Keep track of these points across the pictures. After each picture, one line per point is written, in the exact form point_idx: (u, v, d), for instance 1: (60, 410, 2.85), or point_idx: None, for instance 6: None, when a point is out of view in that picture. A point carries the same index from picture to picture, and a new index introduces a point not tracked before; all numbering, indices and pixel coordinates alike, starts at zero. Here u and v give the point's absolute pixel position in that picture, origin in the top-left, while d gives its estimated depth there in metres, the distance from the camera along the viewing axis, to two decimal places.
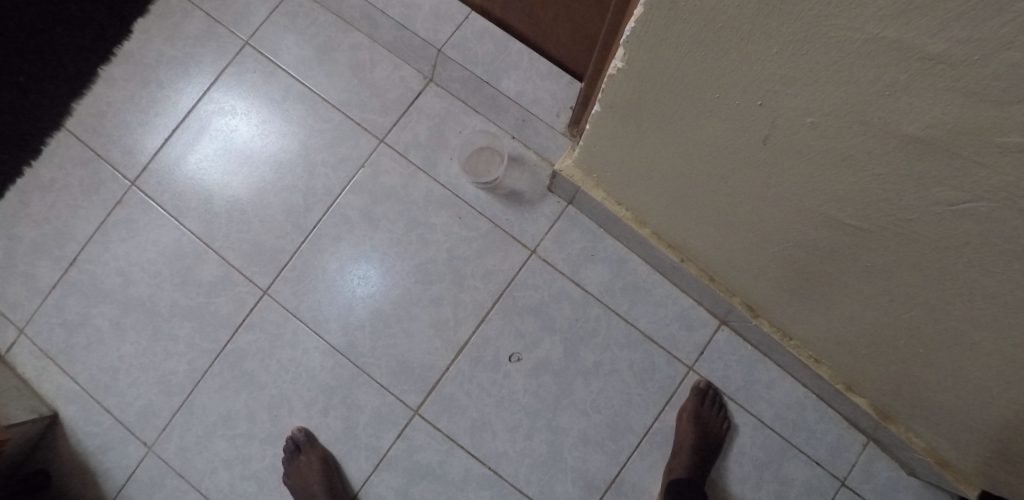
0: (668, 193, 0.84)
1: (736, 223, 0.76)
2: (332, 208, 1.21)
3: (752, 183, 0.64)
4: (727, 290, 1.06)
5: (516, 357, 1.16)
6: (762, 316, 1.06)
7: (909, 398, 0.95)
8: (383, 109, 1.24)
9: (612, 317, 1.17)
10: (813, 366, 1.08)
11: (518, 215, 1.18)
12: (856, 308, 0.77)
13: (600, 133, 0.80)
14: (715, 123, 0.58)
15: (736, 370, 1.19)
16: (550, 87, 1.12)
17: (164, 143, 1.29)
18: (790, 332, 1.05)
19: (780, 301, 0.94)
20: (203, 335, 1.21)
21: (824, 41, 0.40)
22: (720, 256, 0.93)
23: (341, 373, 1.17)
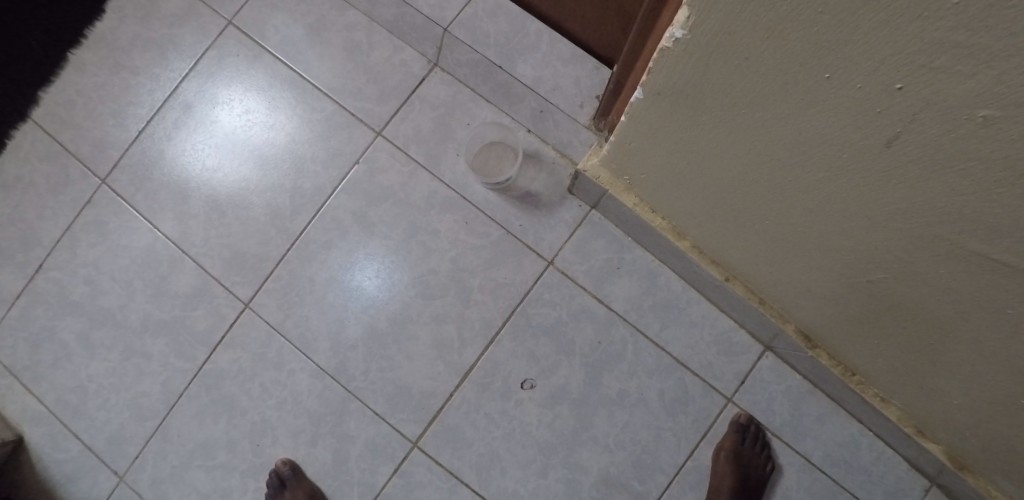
0: (721, 202, 0.68)
1: (809, 242, 0.61)
2: (322, 210, 1.06)
3: (849, 192, 0.48)
4: (780, 315, 0.89)
5: (529, 384, 1.01)
6: (821, 347, 0.90)
7: (1007, 453, 0.78)
8: (380, 98, 1.08)
9: (641, 339, 1.02)
10: (880, 406, 0.91)
11: (533, 221, 1.02)
12: (958, 351, 0.62)
13: (638, 128, 0.65)
14: (813, 113, 0.42)
15: (781, 402, 1.03)
16: (573, 72, 0.97)
17: (137, 136, 1.15)
18: (854, 366, 0.89)
19: (848, 331, 0.78)
20: (178, 353, 1.08)
21: None
22: (778, 276, 0.77)
23: (330, 399, 1.03)
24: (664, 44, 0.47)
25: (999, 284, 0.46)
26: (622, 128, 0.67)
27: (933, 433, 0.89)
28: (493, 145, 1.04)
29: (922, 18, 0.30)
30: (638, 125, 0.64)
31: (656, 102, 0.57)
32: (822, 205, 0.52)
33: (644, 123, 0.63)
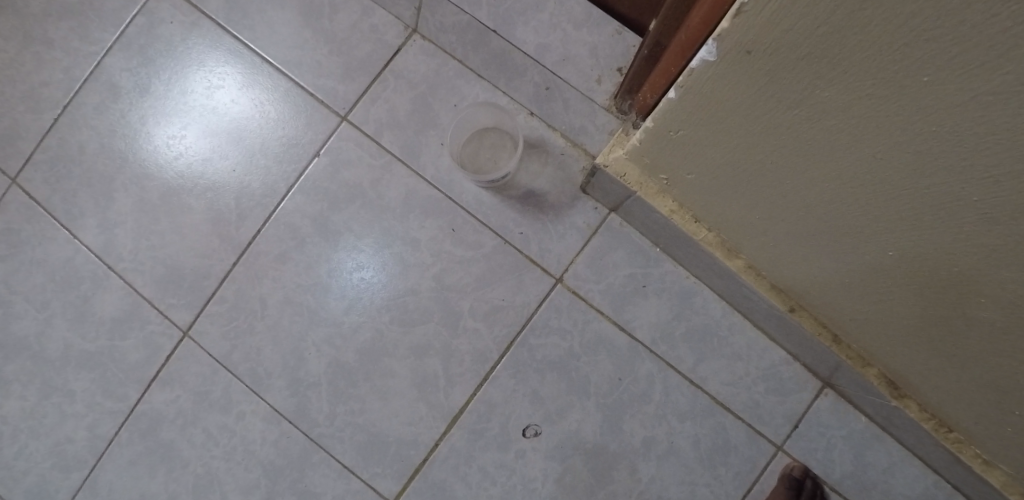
0: (809, 212, 0.48)
1: (956, 270, 0.42)
2: (275, 215, 0.85)
3: None
4: (858, 358, 0.69)
5: (533, 430, 0.81)
6: (909, 396, 0.69)
7: None
8: (346, 74, 0.87)
9: (671, 375, 0.81)
10: (982, 472, 0.71)
11: (537, 228, 0.81)
12: None
13: (694, 108, 0.44)
14: None
15: (844, 451, 0.83)
16: (587, 39, 0.73)
17: (53, 123, 0.93)
18: (953, 422, 0.68)
19: (960, 386, 0.59)
20: (106, 390, 0.89)
21: None
22: (869, 309, 0.57)
23: (289, 448, 0.84)
24: None
25: None
26: (670, 109, 0.46)
27: None
28: (489, 134, 0.84)
29: None
30: (697, 102, 0.43)
31: (739, 64, 0.36)
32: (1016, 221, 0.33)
33: (708, 97, 0.42)
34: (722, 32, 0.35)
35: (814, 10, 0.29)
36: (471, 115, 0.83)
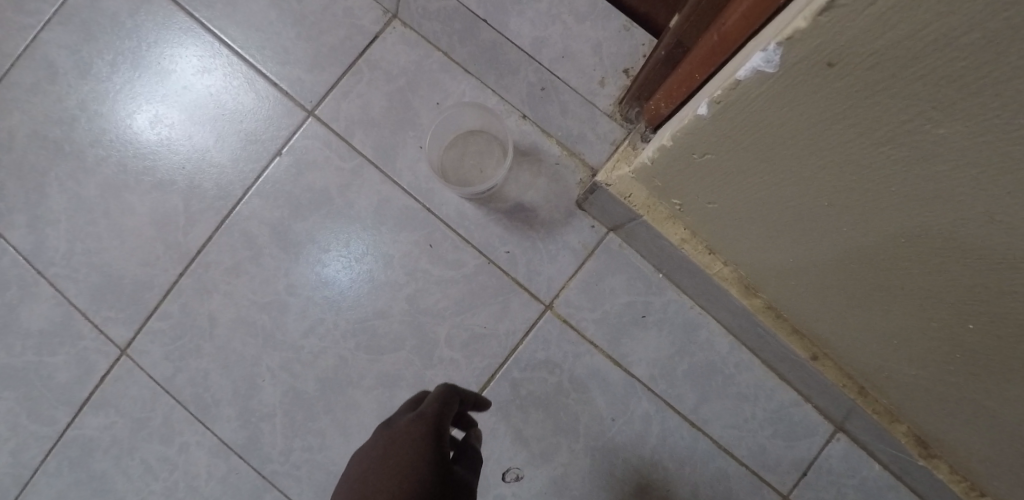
0: (868, 261, 0.38)
1: None
2: (228, 221, 0.75)
3: None
4: (887, 413, 0.60)
5: (513, 474, 0.72)
6: (941, 457, 0.61)
7: None
8: (314, 63, 0.76)
9: (670, 416, 0.73)
10: None
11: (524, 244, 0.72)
12: None
13: (728, 131, 0.35)
14: None
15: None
16: (589, 34, 0.68)
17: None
18: (988, 487, 0.60)
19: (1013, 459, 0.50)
20: (32, 413, 0.78)
21: None
22: (911, 369, 0.49)
23: (237, 487, 0.74)
24: None
25: None
26: (699, 128, 0.36)
27: None
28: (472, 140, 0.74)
29: None
30: (738, 123, 0.33)
31: (804, 78, 0.27)
32: None
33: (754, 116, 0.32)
34: (791, 33, 0.25)
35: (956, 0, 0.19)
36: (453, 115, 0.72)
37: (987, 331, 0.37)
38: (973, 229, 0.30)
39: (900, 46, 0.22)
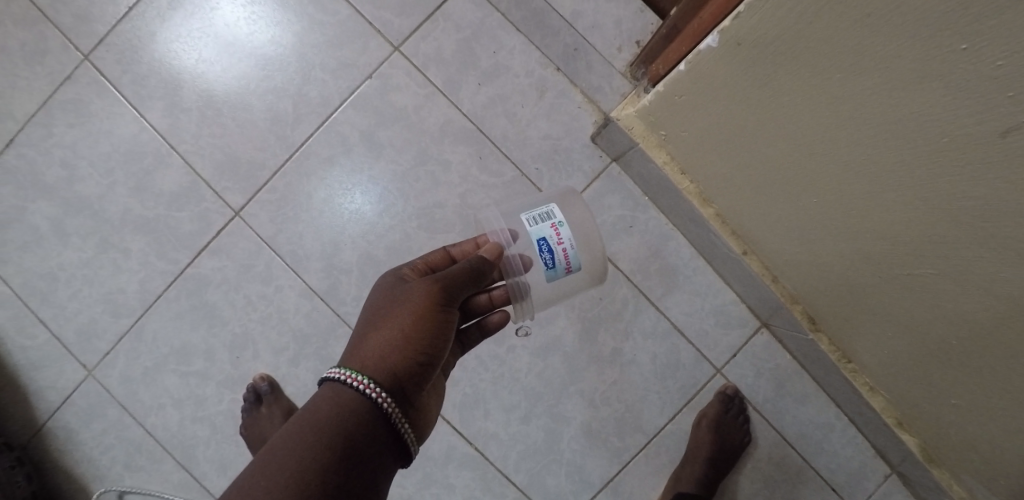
0: (770, 167, 0.71)
1: (842, 213, 0.67)
2: (326, 123, 0.99)
3: (916, 153, 0.56)
4: (788, 295, 0.88)
5: (523, 330, 1.01)
6: (823, 330, 0.89)
7: (982, 462, 0.82)
8: (402, 9, 0.99)
9: (641, 302, 1.00)
10: (867, 395, 0.91)
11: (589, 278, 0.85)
12: (941, 344, 0.71)
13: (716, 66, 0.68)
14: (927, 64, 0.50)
15: (768, 379, 1.03)
16: (615, 12, 0.96)
17: (127, 14, 1.02)
18: (852, 354, 0.88)
19: (858, 327, 0.81)
20: (159, 253, 1.02)
21: None
22: (790, 256, 0.80)
23: (318, 320, 1.01)
24: None
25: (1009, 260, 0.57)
26: (701, 66, 0.69)
27: (914, 428, 0.90)
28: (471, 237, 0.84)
29: None
30: (724, 61, 0.66)
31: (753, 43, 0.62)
32: (880, 165, 0.60)
33: (716, 70, 0.68)
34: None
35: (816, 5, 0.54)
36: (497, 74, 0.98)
37: (813, 217, 0.71)
38: (814, 143, 0.64)
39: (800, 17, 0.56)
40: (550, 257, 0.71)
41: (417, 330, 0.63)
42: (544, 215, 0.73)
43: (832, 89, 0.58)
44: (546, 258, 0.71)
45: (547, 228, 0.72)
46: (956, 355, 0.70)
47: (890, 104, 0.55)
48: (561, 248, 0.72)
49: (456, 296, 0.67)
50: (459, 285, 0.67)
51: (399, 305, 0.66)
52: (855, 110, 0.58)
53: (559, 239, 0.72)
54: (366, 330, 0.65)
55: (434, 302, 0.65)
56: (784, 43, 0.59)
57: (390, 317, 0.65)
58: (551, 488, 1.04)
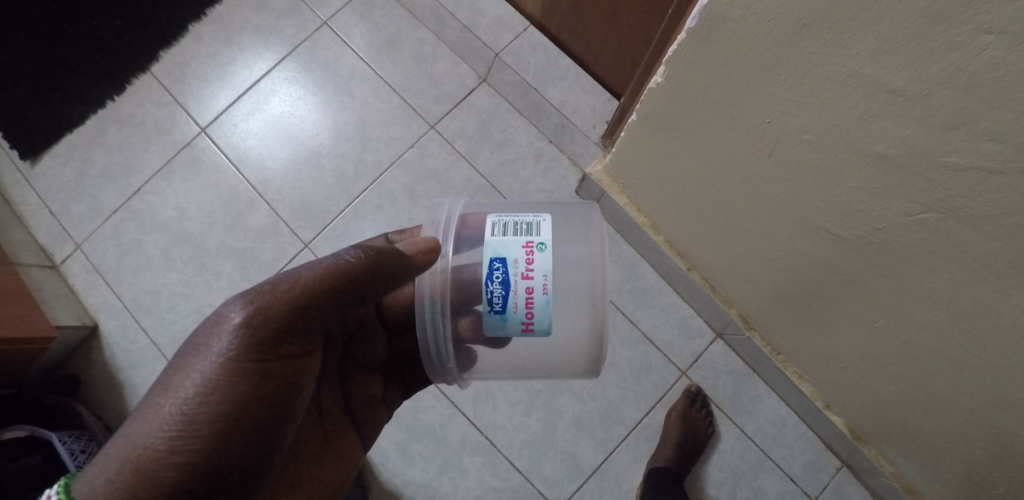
0: (683, 209, 0.96)
1: (729, 239, 0.93)
2: (378, 180, 1.34)
3: (753, 198, 0.76)
4: (725, 301, 1.17)
5: None
6: (755, 329, 1.17)
7: (882, 429, 1.09)
8: (438, 99, 1.36)
9: (618, 316, 1.29)
10: (797, 382, 1.18)
11: (559, 344, 0.74)
12: (818, 331, 0.96)
13: (626, 146, 0.94)
14: (730, 139, 0.70)
15: (726, 381, 1.29)
16: (590, 101, 1.28)
17: (230, 105, 1.39)
18: (779, 346, 1.16)
19: (771, 322, 1.07)
20: (244, 275, 1.33)
21: (851, 46, 0.47)
22: (714, 269, 1.08)
23: None
24: (651, 86, 0.74)
25: (829, 271, 0.78)
26: (618, 147, 0.96)
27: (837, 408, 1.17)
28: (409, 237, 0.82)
29: (817, 33, 0.49)
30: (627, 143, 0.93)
31: (635, 134, 0.87)
32: (735, 209, 0.83)
33: (625, 149, 0.94)
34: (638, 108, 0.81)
35: (660, 115, 0.77)
36: (506, 145, 1.33)
37: (718, 243, 0.97)
38: (697, 194, 0.88)
39: (652, 117, 0.79)
40: (501, 301, 0.64)
41: (199, 407, 0.54)
42: (526, 229, 0.66)
43: (692, 161, 0.81)
44: (496, 299, 0.64)
45: (520, 249, 0.65)
46: (830, 338, 0.95)
47: (722, 167, 0.76)
48: (522, 289, 0.64)
49: (273, 344, 0.58)
50: (280, 323, 0.58)
51: (187, 363, 0.56)
52: (706, 173, 0.80)
53: (526, 273, 0.64)
54: (156, 383, 0.57)
55: (231, 363, 0.55)
56: (649, 135, 0.84)
57: (171, 381, 0.56)
58: (549, 472, 1.26)
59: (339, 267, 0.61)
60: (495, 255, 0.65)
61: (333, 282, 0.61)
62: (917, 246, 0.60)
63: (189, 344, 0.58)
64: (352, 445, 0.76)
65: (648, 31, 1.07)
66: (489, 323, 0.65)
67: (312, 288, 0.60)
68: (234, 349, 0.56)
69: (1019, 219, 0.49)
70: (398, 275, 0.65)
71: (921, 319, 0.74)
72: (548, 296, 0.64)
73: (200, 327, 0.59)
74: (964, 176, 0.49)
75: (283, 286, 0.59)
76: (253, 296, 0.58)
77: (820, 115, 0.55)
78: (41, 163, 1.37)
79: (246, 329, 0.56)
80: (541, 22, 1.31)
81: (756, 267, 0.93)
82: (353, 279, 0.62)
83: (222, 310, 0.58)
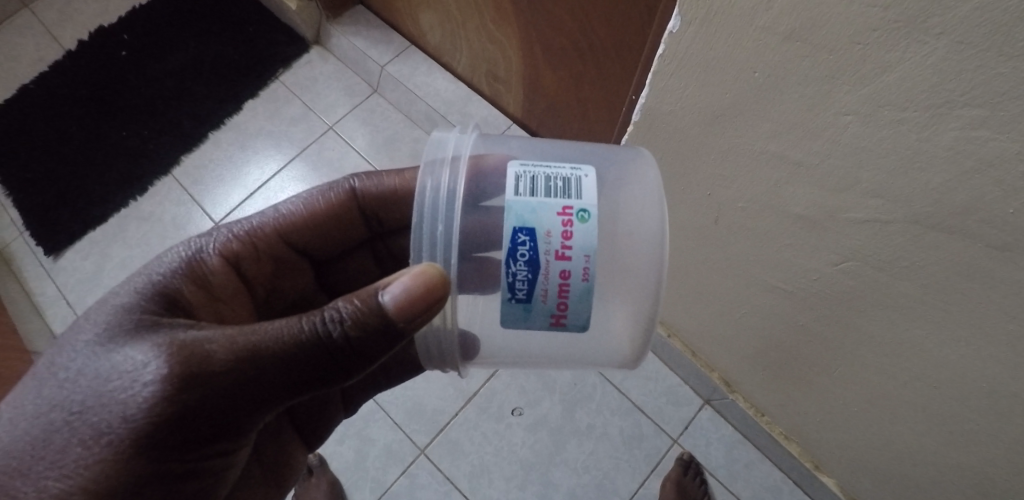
0: None
1: (698, 303, 1.01)
2: None
3: (712, 263, 0.86)
4: (704, 363, 1.24)
5: (518, 411, 1.33)
6: (737, 391, 1.24)
7: (869, 486, 1.11)
8: None
9: (607, 385, 1.35)
10: (784, 443, 1.22)
11: (601, 346, 0.66)
12: (790, 389, 1.02)
13: None
14: (682, 210, 0.81)
15: (718, 447, 1.31)
16: None
17: (240, 203, 1.52)
18: (761, 408, 1.22)
19: (750, 382, 1.13)
20: None
21: (755, 131, 0.60)
22: (692, 331, 1.14)
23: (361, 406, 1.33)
24: None
25: (785, 328, 0.85)
26: None
27: (826, 468, 1.19)
28: (380, 190, 0.77)
29: (729, 121, 0.62)
30: None
31: None
32: (699, 274, 0.92)
33: None
34: None
35: None
36: None
37: (691, 307, 1.05)
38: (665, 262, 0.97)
39: None
40: (527, 288, 0.56)
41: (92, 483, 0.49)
42: (563, 190, 0.57)
43: None
44: (521, 285, 0.56)
45: (556, 218, 0.55)
46: (804, 395, 1.00)
47: (681, 236, 0.86)
48: (555, 272, 0.55)
49: (185, 444, 0.50)
50: (198, 414, 0.49)
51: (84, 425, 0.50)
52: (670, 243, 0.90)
53: (561, 251, 0.55)
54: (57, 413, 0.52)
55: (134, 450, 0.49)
56: None
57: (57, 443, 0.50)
58: None
59: (285, 357, 0.49)
60: (523, 225, 0.55)
61: (273, 378, 0.49)
62: (849, 293, 0.69)
63: (98, 388, 0.51)
64: (297, 450, 0.77)
65: (612, 123, 1.21)
66: (510, 314, 0.57)
67: (242, 385, 0.49)
68: (133, 441, 0.49)
69: (914, 259, 0.58)
70: (367, 362, 0.52)
71: (864, 375, 0.80)
72: (588, 283, 0.56)
73: (108, 368, 0.51)
74: (863, 228, 0.59)
75: (205, 376, 0.48)
76: (164, 383, 0.48)
77: (746, 185, 0.67)
78: (63, 258, 1.46)
79: (147, 418, 0.48)
80: (522, 121, 1.47)
81: (726, 328, 1.01)
82: (302, 374, 0.50)
83: (127, 378, 0.49)
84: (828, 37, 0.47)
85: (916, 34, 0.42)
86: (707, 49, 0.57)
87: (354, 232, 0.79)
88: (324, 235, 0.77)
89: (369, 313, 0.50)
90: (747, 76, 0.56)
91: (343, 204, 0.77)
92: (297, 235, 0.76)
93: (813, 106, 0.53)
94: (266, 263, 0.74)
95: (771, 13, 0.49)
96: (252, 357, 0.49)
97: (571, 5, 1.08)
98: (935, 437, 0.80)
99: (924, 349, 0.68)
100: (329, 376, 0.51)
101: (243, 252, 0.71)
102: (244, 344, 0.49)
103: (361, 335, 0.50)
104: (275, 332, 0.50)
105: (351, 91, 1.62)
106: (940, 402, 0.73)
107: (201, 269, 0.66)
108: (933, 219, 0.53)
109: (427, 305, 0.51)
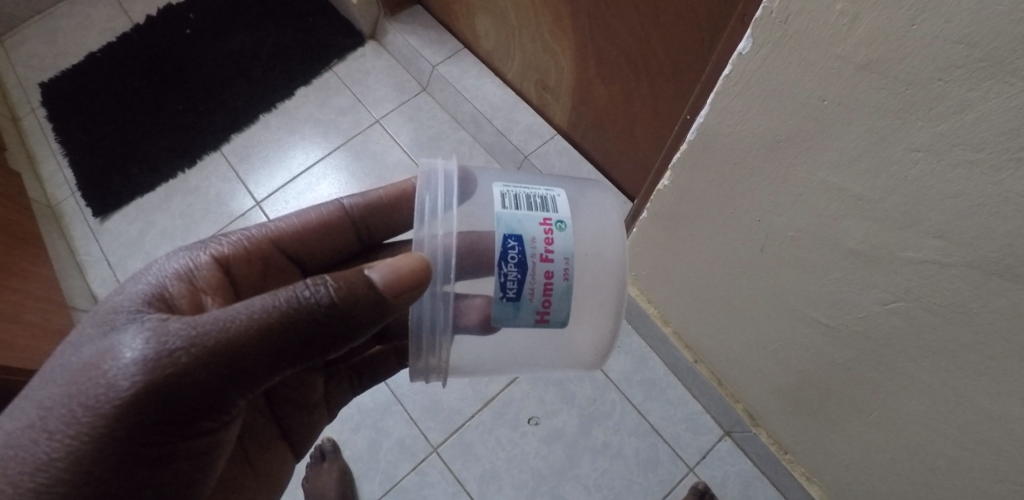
0: (692, 300, 1.03)
1: (731, 330, 0.99)
2: None
3: (751, 291, 0.85)
4: (730, 393, 1.21)
5: (534, 420, 1.32)
6: (761, 426, 1.20)
7: None
8: None
9: (626, 405, 1.33)
10: (805, 484, 1.18)
11: (564, 353, 0.75)
12: (820, 429, 0.99)
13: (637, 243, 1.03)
14: (728, 235, 0.80)
15: (734, 482, 1.28)
16: None
17: (283, 185, 1.55)
18: (786, 446, 1.18)
19: (777, 417, 1.11)
20: None
21: (816, 160, 0.59)
22: (720, 357, 1.12)
23: (379, 397, 1.34)
24: (660, 187, 0.86)
25: (822, 367, 0.84)
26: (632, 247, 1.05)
27: None
28: (372, 199, 0.81)
29: (790, 147, 0.61)
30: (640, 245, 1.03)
31: (646, 229, 0.98)
32: (735, 301, 0.90)
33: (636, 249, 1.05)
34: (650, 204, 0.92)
35: (672, 211, 0.88)
36: None
37: (724, 334, 1.03)
38: (702, 286, 0.96)
39: (662, 211, 0.90)
40: (516, 287, 0.61)
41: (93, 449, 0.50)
42: (541, 206, 0.64)
43: (698, 254, 0.90)
44: (511, 285, 0.61)
45: (538, 227, 0.62)
46: (833, 437, 0.98)
47: (723, 260, 0.85)
48: (540, 273, 0.61)
49: (182, 414, 0.51)
50: (194, 385, 0.50)
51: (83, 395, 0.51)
52: (710, 267, 0.90)
53: (545, 254, 0.61)
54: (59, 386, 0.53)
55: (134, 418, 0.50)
56: (660, 231, 0.95)
57: (44, 429, 0.52)
58: None
59: (264, 329, 0.51)
60: (511, 232, 0.61)
61: (263, 350, 0.51)
62: (895, 334, 0.67)
63: (97, 361, 0.52)
64: (281, 450, 0.78)
65: (659, 143, 1.21)
66: (502, 311, 0.62)
67: (223, 360, 0.50)
68: (130, 409, 0.50)
69: (971, 306, 0.57)
70: (348, 334, 0.54)
71: (901, 422, 0.78)
72: (568, 282, 0.62)
73: (108, 345, 0.52)
74: (921, 268, 0.58)
75: (190, 357, 0.50)
76: (159, 358, 0.50)
77: (799, 214, 0.66)
78: (110, 221, 1.51)
79: (144, 389, 0.49)
80: (567, 132, 1.47)
81: (758, 359, 0.99)
82: (281, 343, 0.51)
83: (112, 359, 0.51)
84: (908, 71, 0.46)
85: (1001, 74, 0.42)
86: (776, 73, 0.56)
87: (347, 244, 0.81)
88: (320, 245, 0.79)
89: (357, 287, 0.54)
90: (814, 103, 0.55)
91: (337, 216, 0.79)
92: (292, 244, 0.77)
93: (882, 139, 0.52)
94: (255, 266, 0.73)
95: (850, 42, 0.48)
96: (241, 330, 0.50)
97: (630, 22, 1.08)
98: (970, 493, 0.77)
99: (971, 401, 0.65)
100: (319, 347, 0.53)
101: (233, 254, 0.71)
102: (235, 319, 0.51)
103: (342, 302, 0.53)
104: (263, 306, 0.51)
105: (400, 87, 1.64)
106: (981, 457, 0.71)
107: (192, 266, 0.66)
108: (997, 265, 0.52)
109: (411, 284, 0.56)
